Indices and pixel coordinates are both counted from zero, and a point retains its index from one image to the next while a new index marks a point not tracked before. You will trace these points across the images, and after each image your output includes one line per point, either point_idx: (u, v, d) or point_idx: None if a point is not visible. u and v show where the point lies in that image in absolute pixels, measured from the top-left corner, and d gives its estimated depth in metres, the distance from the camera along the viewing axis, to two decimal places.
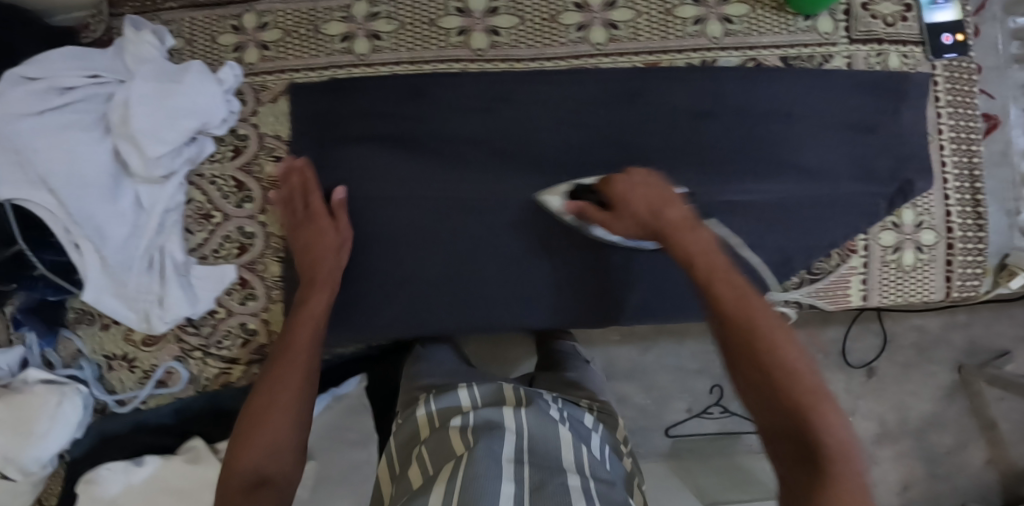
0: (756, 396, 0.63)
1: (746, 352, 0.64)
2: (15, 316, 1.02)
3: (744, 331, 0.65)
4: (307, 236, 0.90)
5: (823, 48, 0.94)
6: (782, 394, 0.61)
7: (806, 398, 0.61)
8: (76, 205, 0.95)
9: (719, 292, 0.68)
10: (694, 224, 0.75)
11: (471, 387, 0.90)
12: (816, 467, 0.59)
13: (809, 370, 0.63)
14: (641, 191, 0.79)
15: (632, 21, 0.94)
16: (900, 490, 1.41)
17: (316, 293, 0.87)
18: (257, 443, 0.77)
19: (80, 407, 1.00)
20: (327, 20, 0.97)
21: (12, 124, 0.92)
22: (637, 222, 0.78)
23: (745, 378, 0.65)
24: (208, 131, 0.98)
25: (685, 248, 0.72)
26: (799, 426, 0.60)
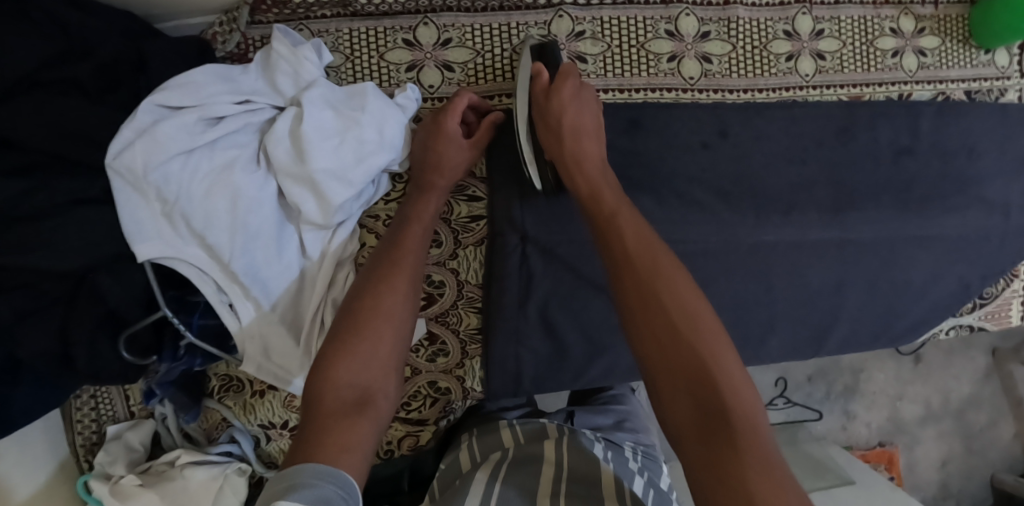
0: (646, 345, 0.64)
1: (635, 293, 0.66)
2: (149, 388, 0.86)
3: (630, 285, 0.66)
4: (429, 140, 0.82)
5: (1000, 82, 0.98)
6: (675, 342, 0.62)
7: (682, 353, 0.62)
8: (243, 262, 0.80)
9: (624, 233, 0.70)
10: (600, 162, 0.78)
11: (514, 425, 0.88)
12: (718, 433, 0.57)
13: (701, 325, 0.63)
14: (574, 108, 0.79)
15: (838, 52, 0.93)
16: (940, 467, 1.60)
17: (426, 199, 0.81)
18: (359, 352, 0.70)
19: (242, 488, 0.90)
20: (525, 38, 0.87)
21: (161, 167, 0.75)
22: (552, 137, 0.79)
23: (636, 319, 0.65)
24: (388, 168, 0.86)
25: (588, 181, 0.75)
26: (686, 386, 0.61)
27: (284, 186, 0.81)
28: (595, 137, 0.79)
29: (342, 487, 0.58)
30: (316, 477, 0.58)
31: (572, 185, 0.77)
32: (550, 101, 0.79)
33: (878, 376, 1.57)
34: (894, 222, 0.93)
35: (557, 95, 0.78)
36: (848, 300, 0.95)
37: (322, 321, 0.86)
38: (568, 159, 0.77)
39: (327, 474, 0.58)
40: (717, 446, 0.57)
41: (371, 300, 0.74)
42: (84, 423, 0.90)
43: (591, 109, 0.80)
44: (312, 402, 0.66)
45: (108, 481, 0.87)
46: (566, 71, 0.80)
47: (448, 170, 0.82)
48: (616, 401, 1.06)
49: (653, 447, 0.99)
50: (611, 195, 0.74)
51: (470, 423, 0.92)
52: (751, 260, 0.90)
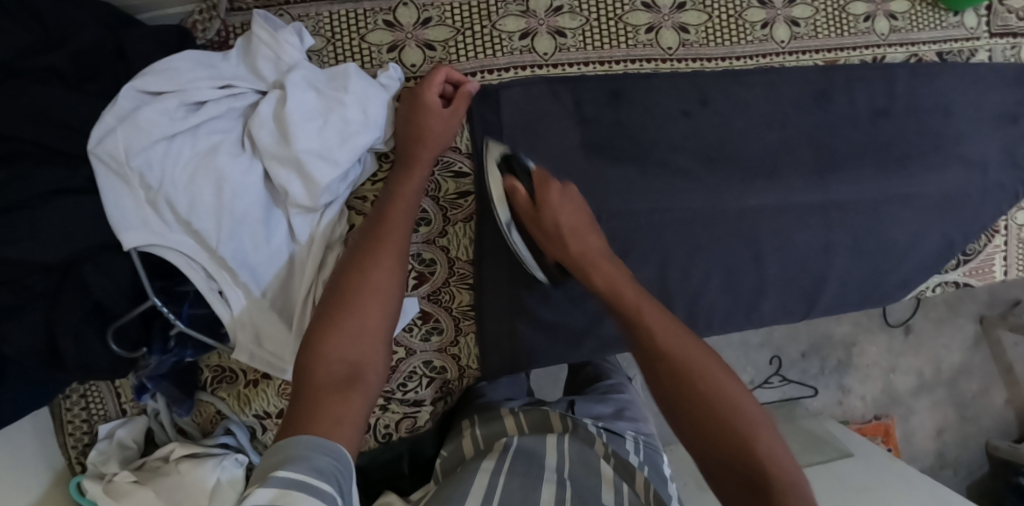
0: (688, 429, 0.65)
1: (680, 384, 0.67)
2: (139, 383, 0.85)
3: (675, 388, 0.67)
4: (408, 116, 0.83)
5: (970, 43, 1.00)
6: (722, 432, 0.63)
7: (724, 429, 0.63)
8: (231, 247, 0.80)
9: (648, 322, 0.72)
10: (603, 254, 0.80)
11: (517, 413, 0.88)
12: None
13: (739, 403, 0.65)
14: (567, 212, 0.80)
15: (812, 19, 0.95)
16: (935, 435, 1.62)
17: (410, 171, 0.81)
18: (347, 328, 0.70)
19: (242, 480, 0.86)
20: (503, 15, 0.88)
21: (144, 153, 0.74)
22: (554, 244, 0.81)
23: (674, 393, 0.67)
24: (375, 148, 0.86)
25: (604, 275, 0.77)
26: (740, 476, 0.61)
27: (270, 169, 0.81)
28: (599, 236, 0.81)
29: (336, 458, 0.58)
30: (309, 448, 0.57)
31: (589, 285, 0.79)
32: (542, 211, 0.80)
33: (870, 349, 1.59)
34: (877, 182, 0.95)
35: (546, 203, 0.80)
36: (840, 261, 0.96)
37: (315, 300, 0.85)
38: (577, 265, 0.79)
39: (318, 442, 0.58)
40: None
41: (357, 274, 0.74)
42: (75, 424, 0.88)
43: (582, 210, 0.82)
44: (303, 375, 0.66)
45: (102, 480, 0.85)
46: (542, 181, 0.82)
47: (428, 143, 0.82)
48: (614, 390, 1.04)
49: (654, 436, 0.98)
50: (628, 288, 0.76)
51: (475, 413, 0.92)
52: (738, 223, 0.92)
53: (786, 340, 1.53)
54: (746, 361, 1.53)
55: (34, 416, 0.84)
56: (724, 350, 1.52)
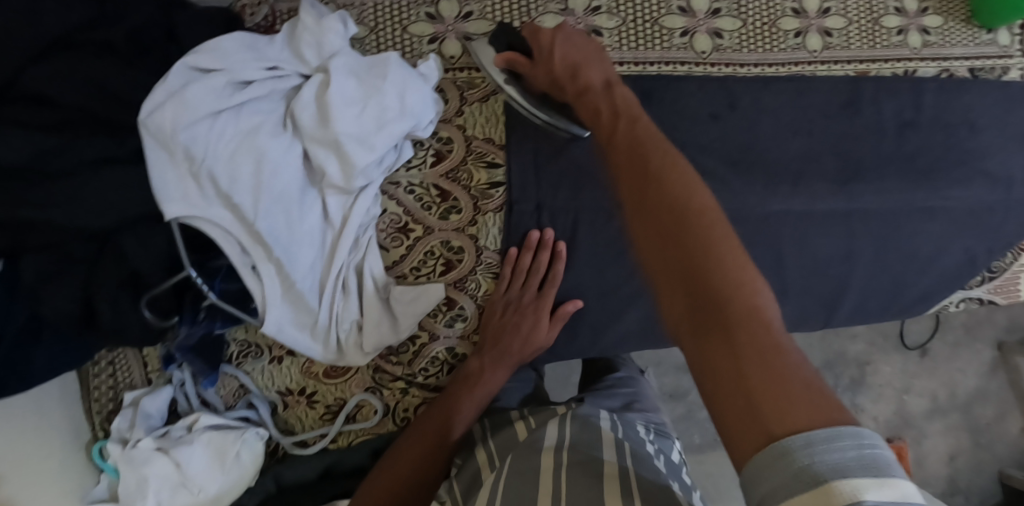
0: (648, 244, 0.63)
1: (643, 215, 0.64)
2: (168, 353, 0.87)
3: (642, 212, 0.64)
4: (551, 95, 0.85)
5: (1003, 60, 1.00)
6: (684, 267, 0.59)
7: (684, 245, 0.60)
8: (266, 224, 0.81)
9: (613, 124, 0.74)
10: (603, 76, 0.79)
11: (526, 417, 0.88)
12: (716, 335, 0.54)
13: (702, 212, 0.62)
14: (558, 48, 0.81)
15: (844, 30, 0.96)
16: (948, 461, 1.60)
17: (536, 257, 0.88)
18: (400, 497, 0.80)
19: (260, 452, 0.88)
20: (542, 12, 0.90)
21: (191, 128, 0.76)
22: (553, 87, 0.82)
23: (644, 232, 0.64)
24: (412, 135, 0.87)
25: (594, 97, 0.77)
26: (687, 292, 0.58)
27: (309, 150, 0.83)
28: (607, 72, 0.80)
29: None
30: None
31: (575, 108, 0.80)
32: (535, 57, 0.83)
33: (885, 369, 1.60)
34: (902, 195, 0.97)
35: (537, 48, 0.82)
36: (860, 269, 0.97)
37: (345, 281, 0.87)
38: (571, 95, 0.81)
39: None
40: (716, 359, 0.53)
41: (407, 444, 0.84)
42: (102, 390, 0.90)
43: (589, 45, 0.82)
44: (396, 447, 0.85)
45: (125, 445, 0.84)
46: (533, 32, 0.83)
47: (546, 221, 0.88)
48: (621, 384, 1.07)
49: (665, 424, 0.99)
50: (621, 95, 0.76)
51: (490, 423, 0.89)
52: (764, 227, 0.92)
53: None
54: None
55: (62, 384, 0.86)
56: None
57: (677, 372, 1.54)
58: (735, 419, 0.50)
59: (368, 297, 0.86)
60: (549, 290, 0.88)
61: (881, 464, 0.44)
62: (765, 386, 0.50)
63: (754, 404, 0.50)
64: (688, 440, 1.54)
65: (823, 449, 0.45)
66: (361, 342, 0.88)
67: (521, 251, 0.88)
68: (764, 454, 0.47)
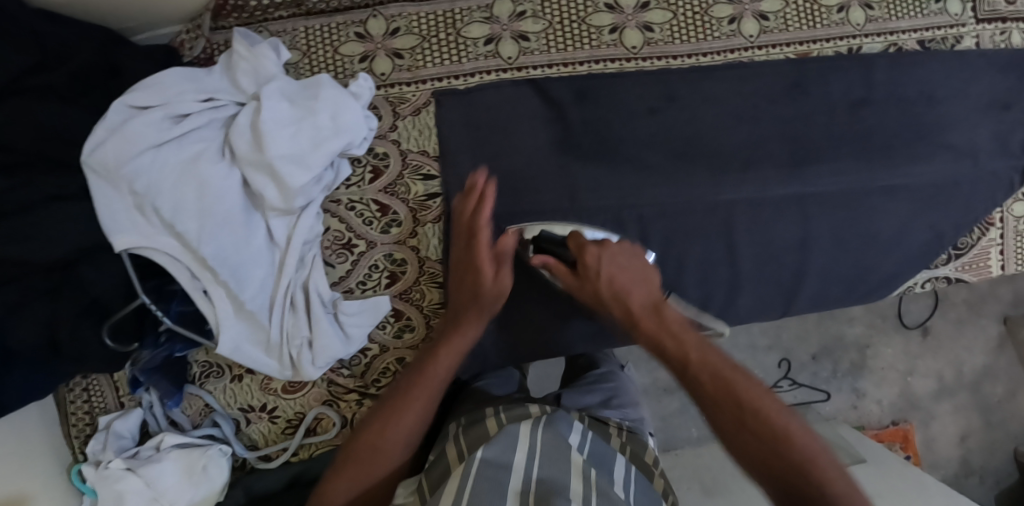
0: (710, 409, 0.73)
1: (699, 370, 0.75)
2: (134, 376, 0.90)
3: (692, 365, 0.75)
4: (608, 282, 0.80)
5: (955, 30, 0.97)
6: (739, 410, 0.71)
7: (735, 392, 0.72)
8: (212, 248, 0.84)
9: (633, 290, 0.81)
10: (649, 278, 0.82)
11: (499, 414, 0.84)
12: (801, 504, 0.65)
13: (737, 373, 0.73)
14: (608, 264, 0.81)
15: (781, 12, 0.94)
16: (959, 442, 1.56)
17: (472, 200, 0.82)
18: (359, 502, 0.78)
19: (226, 466, 0.91)
20: (468, 22, 0.90)
21: (135, 161, 0.81)
22: (597, 296, 0.82)
23: (695, 377, 0.75)
24: (348, 152, 0.89)
25: (649, 331, 0.79)
26: (756, 443, 0.70)
27: (248, 176, 0.86)
28: (643, 281, 0.82)
29: None
30: None
31: (608, 309, 0.81)
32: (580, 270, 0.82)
33: (885, 352, 1.55)
34: (857, 174, 0.93)
35: (585, 263, 0.81)
36: (816, 256, 0.94)
37: (294, 298, 0.89)
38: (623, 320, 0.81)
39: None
40: None
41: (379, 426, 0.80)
42: (78, 415, 0.93)
43: (640, 263, 0.83)
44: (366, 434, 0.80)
45: (98, 466, 0.88)
46: (578, 244, 0.82)
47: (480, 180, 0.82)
48: (604, 378, 1.07)
49: (644, 421, 1.01)
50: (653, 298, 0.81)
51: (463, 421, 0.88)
52: (713, 218, 0.91)
53: (796, 342, 1.51)
54: (754, 364, 1.51)
55: (40, 403, 0.90)
56: (731, 352, 1.50)
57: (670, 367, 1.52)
58: None
59: (316, 314, 0.88)
60: (505, 242, 0.82)
61: None
62: None
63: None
64: (686, 434, 1.53)
65: None
66: (313, 358, 0.89)
67: (466, 200, 0.82)
68: None
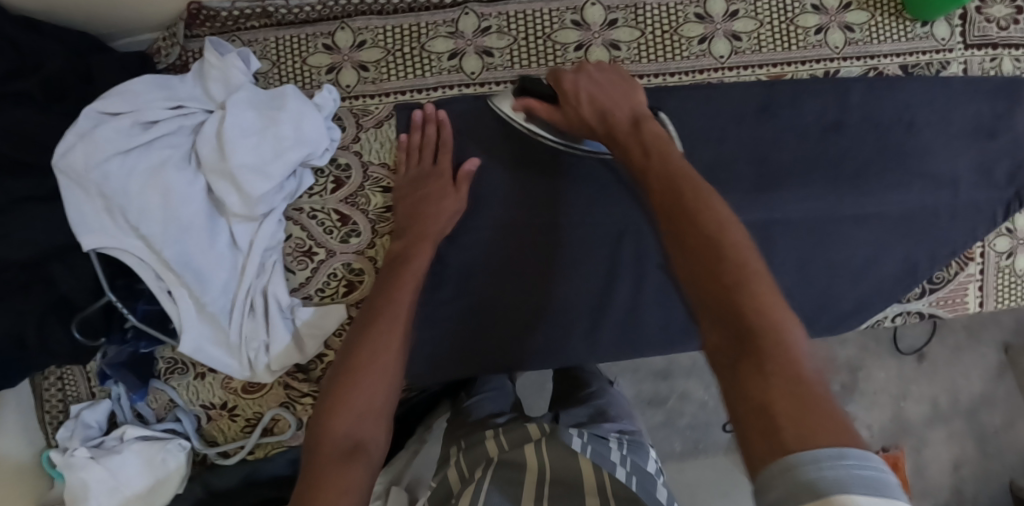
0: (662, 221, 0.61)
1: (657, 168, 0.63)
2: (102, 370, 0.94)
3: (650, 166, 0.65)
4: (586, 99, 0.75)
5: (941, 55, 0.93)
6: (694, 232, 0.57)
7: (697, 205, 0.59)
8: (174, 251, 0.86)
9: (611, 109, 0.73)
10: (624, 82, 0.76)
11: (498, 434, 0.87)
12: (742, 345, 0.51)
13: (697, 184, 0.61)
14: (580, 83, 0.77)
15: (755, 32, 0.92)
16: (952, 470, 1.49)
17: (437, 182, 0.87)
18: (356, 404, 0.71)
19: (186, 461, 0.95)
20: (432, 36, 0.91)
21: (101, 167, 0.83)
22: (575, 122, 0.77)
23: (653, 173, 0.64)
24: (310, 163, 0.90)
25: (609, 110, 0.73)
26: (703, 257, 0.56)
27: (212, 182, 0.87)
28: (625, 98, 0.74)
29: None
30: None
31: (575, 124, 0.77)
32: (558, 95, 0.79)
33: (877, 375, 1.49)
34: (827, 202, 0.90)
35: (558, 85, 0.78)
36: (778, 280, 0.91)
37: (253, 303, 0.91)
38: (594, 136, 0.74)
39: None
40: (743, 371, 0.50)
41: (368, 352, 0.74)
42: (52, 402, 0.97)
43: (618, 80, 0.78)
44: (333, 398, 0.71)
45: (65, 453, 0.92)
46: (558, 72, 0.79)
47: (433, 133, 0.88)
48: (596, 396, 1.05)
49: (641, 432, 0.99)
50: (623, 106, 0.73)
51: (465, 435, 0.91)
52: None
53: None
54: None
55: (17, 389, 0.94)
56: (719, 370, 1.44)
57: (656, 379, 1.42)
58: (755, 435, 0.47)
59: (273, 319, 0.90)
60: (442, 158, 0.88)
61: (885, 484, 0.41)
62: (790, 391, 0.47)
63: (773, 410, 0.47)
64: (667, 448, 1.43)
65: (828, 465, 0.42)
66: (269, 361, 0.91)
67: (410, 132, 0.89)
68: (781, 463, 0.44)
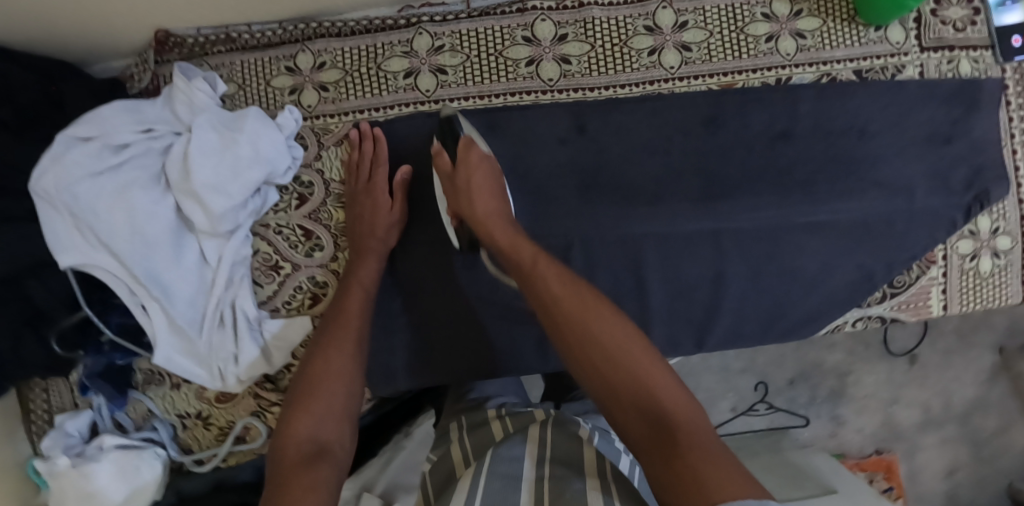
0: (569, 348, 0.70)
1: (550, 290, 0.74)
2: (81, 381, 0.98)
3: (546, 283, 0.74)
4: (464, 202, 0.84)
5: (896, 59, 0.92)
6: (598, 353, 0.68)
7: (589, 324, 0.70)
8: (144, 266, 0.90)
9: (482, 205, 0.83)
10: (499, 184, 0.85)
11: (502, 416, 0.87)
12: (663, 443, 0.61)
13: (583, 302, 0.72)
14: (479, 170, 0.85)
15: (704, 42, 0.92)
16: (946, 476, 1.46)
17: (376, 195, 0.91)
18: (316, 408, 0.76)
19: (162, 469, 1.00)
20: (388, 56, 0.94)
21: (73, 189, 0.87)
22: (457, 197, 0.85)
23: (551, 288, 0.74)
24: (273, 181, 0.94)
25: (489, 213, 0.82)
26: (613, 374, 0.67)
27: (180, 201, 0.92)
28: (497, 196, 0.84)
29: None
30: None
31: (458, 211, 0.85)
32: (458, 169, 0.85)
33: (868, 379, 1.47)
34: (779, 211, 0.91)
35: (464, 162, 0.84)
36: (730, 290, 0.91)
37: (223, 316, 0.95)
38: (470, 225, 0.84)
39: None
40: (670, 462, 0.60)
41: (322, 364, 0.80)
42: (38, 413, 1.02)
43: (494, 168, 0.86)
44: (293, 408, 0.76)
45: (47, 463, 0.96)
46: (468, 143, 0.86)
47: (366, 148, 0.93)
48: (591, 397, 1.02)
49: None
50: (502, 213, 0.83)
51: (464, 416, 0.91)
52: (622, 251, 0.90)
53: (772, 367, 1.47)
54: (727, 387, 1.46)
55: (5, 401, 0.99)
56: (701, 372, 1.46)
57: None
58: None
59: (240, 332, 0.94)
60: (378, 173, 0.92)
61: None
62: (707, 466, 0.59)
63: (698, 476, 0.58)
64: None
65: None
66: (238, 372, 0.95)
67: (351, 152, 0.94)
68: None
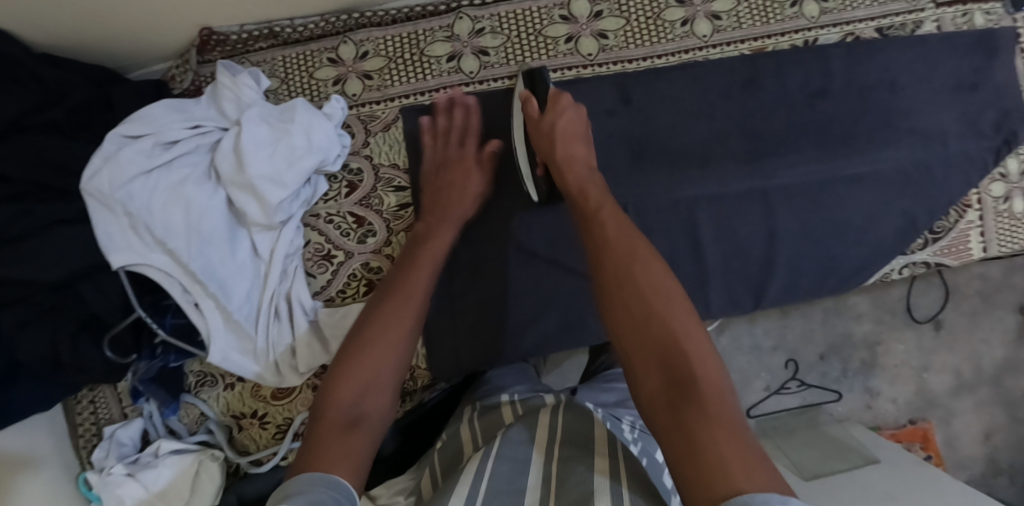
0: (613, 286, 0.70)
1: (610, 234, 0.74)
2: (134, 386, 0.96)
3: (601, 234, 0.74)
4: (545, 138, 0.86)
5: (914, 15, 0.97)
6: (643, 300, 0.67)
7: (634, 271, 0.70)
8: (200, 262, 0.89)
9: (571, 149, 0.85)
10: (584, 138, 0.87)
11: (515, 401, 0.88)
12: (688, 404, 0.60)
13: (636, 248, 0.71)
14: (564, 118, 0.87)
15: (733, 11, 0.97)
16: (984, 439, 1.44)
17: (458, 165, 0.93)
18: (359, 377, 0.72)
19: (219, 474, 0.97)
20: (430, 42, 0.98)
21: (127, 187, 0.85)
22: (542, 139, 0.87)
23: (615, 230, 0.74)
24: (324, 169, 0.95)
25: (567, 155, 0.84)
26: (651, 324, 0.66)
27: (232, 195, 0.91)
28: (583, 142, 0.86)
29: (334, 489, 0.61)
30: (313, 482, 0.61)
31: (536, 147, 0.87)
32: (545, 114, 0.87)
33: (896, 348, 1.44)
34: (822, 165, 0.94)
35: (553, 105, 0.87)
36: (784, 247, 0.94)
37: (279, 307, 0.94)
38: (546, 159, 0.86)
39: (316, 478, 0.62)
40: (689, 428, 0.58)
41: (371, 331, 0.76)
42: (85, 426, 1.00)
43: (581, 125, 0.88)
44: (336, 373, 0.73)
45: (101, 473, 0.94)
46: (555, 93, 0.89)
47: (457, 118, 0.95)
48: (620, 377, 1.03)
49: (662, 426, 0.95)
50: (579, 155, 0.85)
51: (469, 405, 0.93)
52: (675, 216, 0.92)
53: (801, 342, 1.42)
54: (759, 366, 1.42)
55: (49, 417, 0.96)
56: (731, 354, 1.42)
57: None
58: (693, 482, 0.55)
59: (298, 321, 0.93)
60: (470, 141, 0.94)
61: None
62: (728, 449, 0.56)
63: (721, 458, 0.55)
64: None
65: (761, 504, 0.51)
66: (297, 364, 0.95)
67: (436, 117, 0.96)
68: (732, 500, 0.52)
